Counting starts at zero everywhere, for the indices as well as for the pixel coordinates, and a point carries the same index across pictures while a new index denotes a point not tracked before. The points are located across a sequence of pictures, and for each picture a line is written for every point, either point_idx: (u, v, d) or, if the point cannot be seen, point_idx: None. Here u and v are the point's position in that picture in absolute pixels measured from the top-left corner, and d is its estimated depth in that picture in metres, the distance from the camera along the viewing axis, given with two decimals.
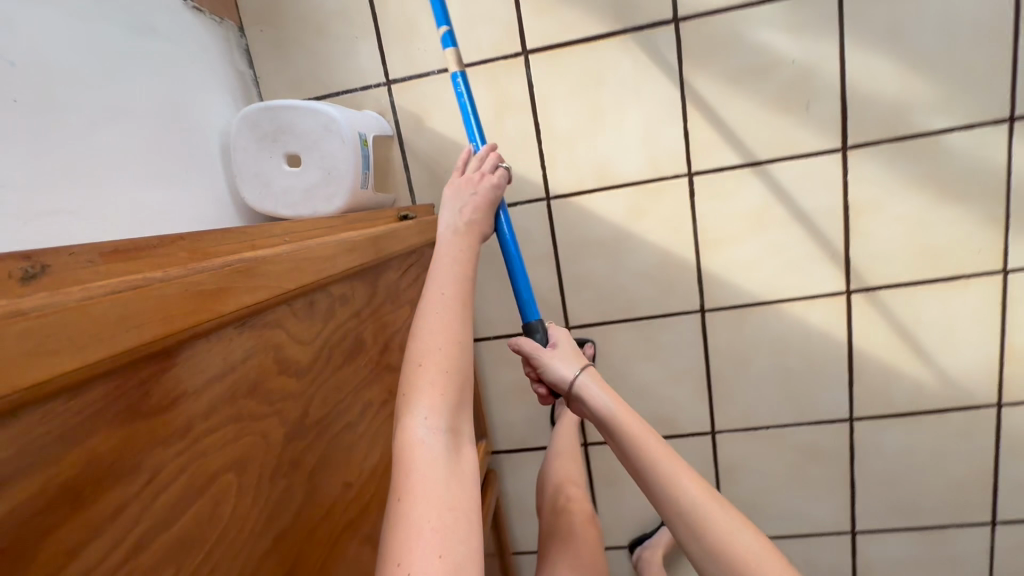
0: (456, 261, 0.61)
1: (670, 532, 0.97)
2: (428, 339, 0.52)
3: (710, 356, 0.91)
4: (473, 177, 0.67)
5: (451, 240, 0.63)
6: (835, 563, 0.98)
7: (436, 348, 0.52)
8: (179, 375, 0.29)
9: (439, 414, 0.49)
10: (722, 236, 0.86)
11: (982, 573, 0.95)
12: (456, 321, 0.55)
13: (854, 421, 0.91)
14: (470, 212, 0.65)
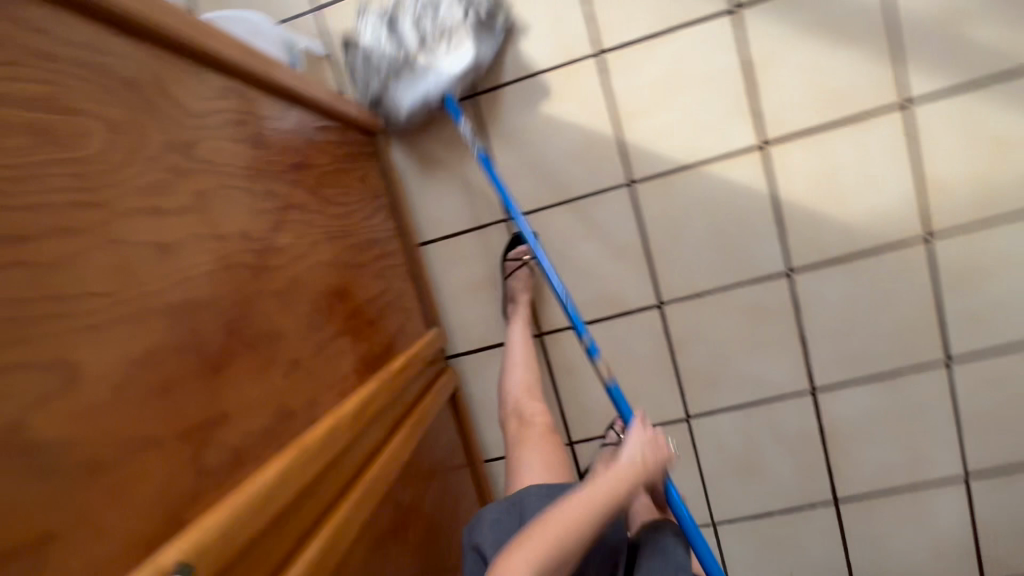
0: (617, 489, 0.61)
1: None
2: (561, 517, 0.57)
3: (645, 227, 0.95)
4: (648, 442, 0.68)
5: (603, 482, 0.62)
6: (801, 425, 0.99)
7: (584, 518, 0.57)
8: (42, 12, 0.33)
9: (542, 569, 0.54)
10: (638, 108, 0.92)
11: (945, 415, 0.96)
12: (577, 542, 0.56)
13: (793, 273, 0.94)
14: (643, 456, 0.66)
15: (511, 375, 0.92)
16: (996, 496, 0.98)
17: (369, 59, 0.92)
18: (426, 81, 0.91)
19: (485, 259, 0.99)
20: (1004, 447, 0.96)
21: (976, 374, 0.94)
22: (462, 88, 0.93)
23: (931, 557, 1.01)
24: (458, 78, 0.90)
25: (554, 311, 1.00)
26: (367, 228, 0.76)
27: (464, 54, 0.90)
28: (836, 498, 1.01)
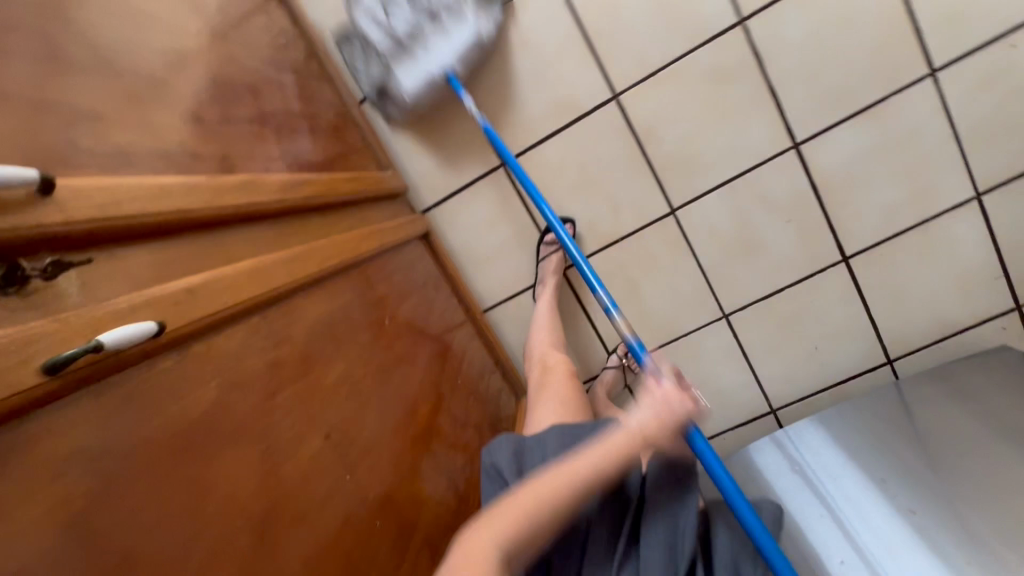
0: (610, 454, 0.57)
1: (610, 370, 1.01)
2: (537, 487, 0.54)
3: (580, 16, 0.91)
4: (672, 398, 0.60)
5: (620, 438, 0.58)
6: (791, 187, 0.94)
7: (563, 482, 0.54)
8: None
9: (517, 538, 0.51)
10: None
11: (943, 134, 0.90)
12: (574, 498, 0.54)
13: (745, 21, 0.88)
14: (653, 420, 0.59)
15: (539, 305, 0.95)
16: (1015, 208, 0.91)
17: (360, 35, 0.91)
18: (427, 65, 0.90)
19: (432, 98, 0.97)
20: (1014, 152, 0.89)
21: (966, 79, 0.87)
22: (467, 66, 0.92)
23: (957, 293, 0.96)
24: (459, 56, 0.90)
25: (509, 136, 0.97)
26: (280, 58, 0.74)
27: (466, 25, 0.89)
28: (844, 256, 0.96)
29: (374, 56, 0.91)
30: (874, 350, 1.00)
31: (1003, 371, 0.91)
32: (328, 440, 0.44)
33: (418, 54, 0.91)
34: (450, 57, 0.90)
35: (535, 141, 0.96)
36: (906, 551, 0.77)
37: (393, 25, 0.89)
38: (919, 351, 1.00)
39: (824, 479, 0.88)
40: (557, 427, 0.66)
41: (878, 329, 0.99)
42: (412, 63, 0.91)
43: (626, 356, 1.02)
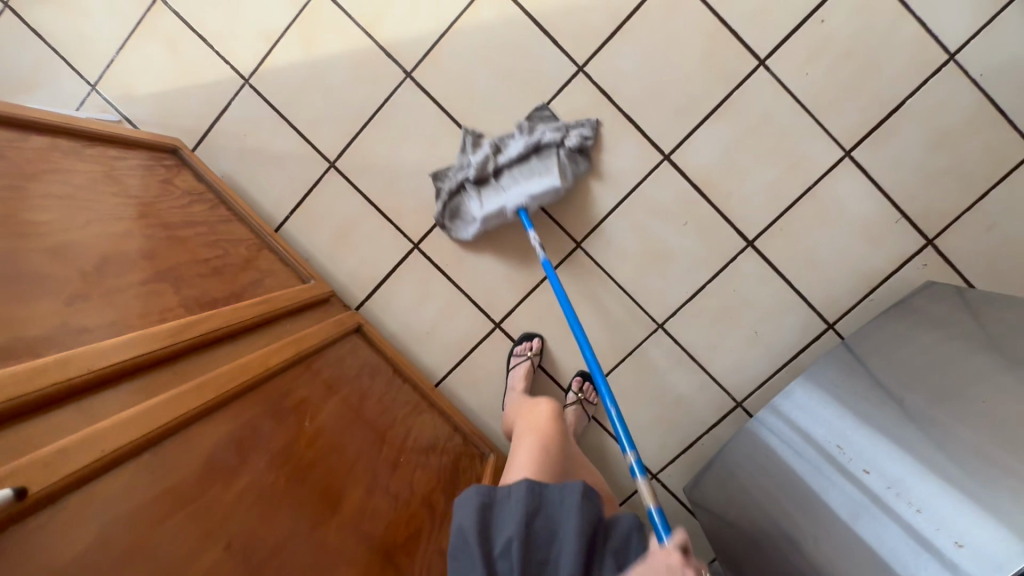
0: None
1: (571, 408, 1.04)
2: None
3: (444, 105, 1.01)
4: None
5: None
6: (677, 193, 1.01)
7: None
8: None
9: None
10: (376, 12, 1.00)
11: (793, 109, 0.97)
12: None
13: (584, 68, 0.98)
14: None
15: (518, 387, 1.03)
16: (885, 156, 0.97)
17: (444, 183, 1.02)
18: (504, 197, 0.99)
19: (339, 207, 1.07)
20: (861, 107, 0.96)
21: (794, 60, 0.95)
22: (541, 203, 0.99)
23: (868, 245, 1.00)
24: (535, 199, 0.98)
25: (415, 221, 1.06)
26: (181, 217, 0.84)
27: (549, 178, 0.97)
28: (748, 241, 1.01)
29: (461, 183, 1.01)
30: (811, 319, 1.03)
31: (934, 305, 0.92)
32: (228, 550, 0.50)
33: (494, 193, 1.00)
34: (524, 200, 0.98)
35: (437, 218, 1.05)
36: (909, 478, 0.73)
37: (497, 158, 1.00)
38: (855, 308, 1.02)
39: (818, 435, 0.87)
40: (528, 483, 0.68)
41: (808, 297, 1.02)
42: (495, 194, 1.00)
43: (581, 392, 1.05)
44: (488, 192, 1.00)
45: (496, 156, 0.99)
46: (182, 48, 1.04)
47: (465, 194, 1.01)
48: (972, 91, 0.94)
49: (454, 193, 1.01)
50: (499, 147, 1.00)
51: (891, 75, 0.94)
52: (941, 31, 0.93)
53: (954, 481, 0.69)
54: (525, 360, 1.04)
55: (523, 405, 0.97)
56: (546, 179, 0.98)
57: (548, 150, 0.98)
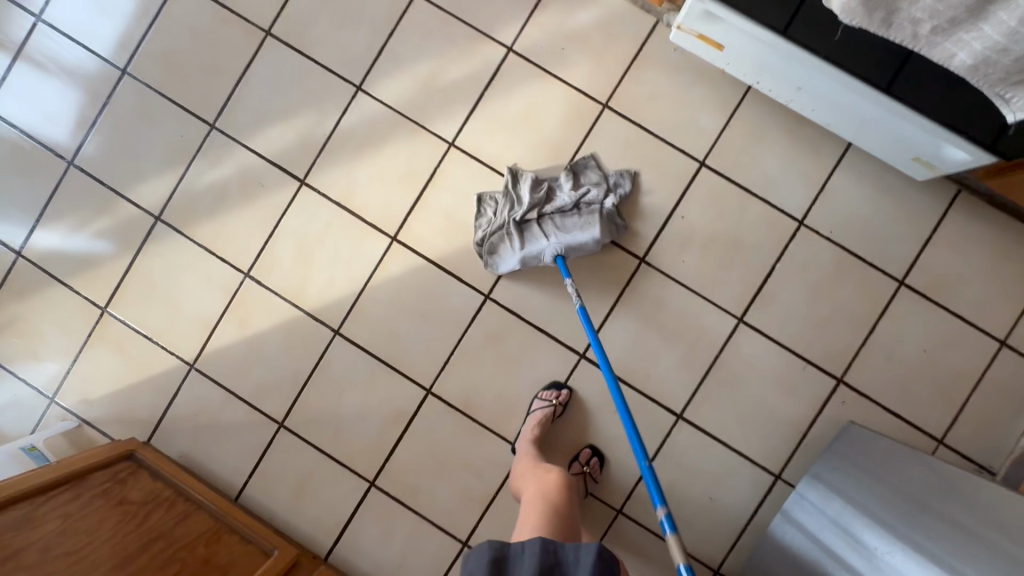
0: None
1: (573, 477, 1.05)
2: None
3: (373, 351, 1.11)
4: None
5: None
6: (600, 387, 1.09)
7: None
8: None
9: None
10: (299, 285, 1.12)
11: (681, 293, 1.08)
12: None
13: (490, 296, 1.10)
14: None
15: (523, 442, 1.04)
16: (773, 315, 1.07)
17: (494, 208, 1.08)
18: (552, 240, 1.04)
19: (293, 460, 1.12)
20: (739, 279, 1.07)
21: (669, 252, 1.08)
22: (573, 252, 1.04)
23: (784, 394, 1.07)
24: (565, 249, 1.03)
25: (368, 460, 1.11)
26: (127, 547, 0.88)
27: (588, 236, 1.03)
28: (677, 414, 1.08)
29: (502, 216, 1.06)
30: (757, 474, 1.07)
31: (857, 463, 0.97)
32: None
33: (542, 229, 1.05)
34: (559, 247, 1.03)
35: (388, 454, 1.11)
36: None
37: (551, 222, 1.05)
38: (794, 456, 1.07)
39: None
40: (543, 540, 0.68)
41: (748, 454, 1.07)
42: (539, 234, 1.05)
43: (587, 465, 1.06)
44: (523, 245, 1.04)
45: (549, 222, 1.06)
46: (132, 348, 1.14)
47: (518, 240, 1.05)
48: (828, 247, 1.07)
49: (504, 228, 1.06)
50: (566, 224, 1.05)
51: (754, 249, 1.07)
52: (785, 205, 1.07)
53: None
54: (550, 408, 1.05)
55: (528, 471, 0.98)
56: (578, 232, 1.04)
57: (590, 220, 1.05)
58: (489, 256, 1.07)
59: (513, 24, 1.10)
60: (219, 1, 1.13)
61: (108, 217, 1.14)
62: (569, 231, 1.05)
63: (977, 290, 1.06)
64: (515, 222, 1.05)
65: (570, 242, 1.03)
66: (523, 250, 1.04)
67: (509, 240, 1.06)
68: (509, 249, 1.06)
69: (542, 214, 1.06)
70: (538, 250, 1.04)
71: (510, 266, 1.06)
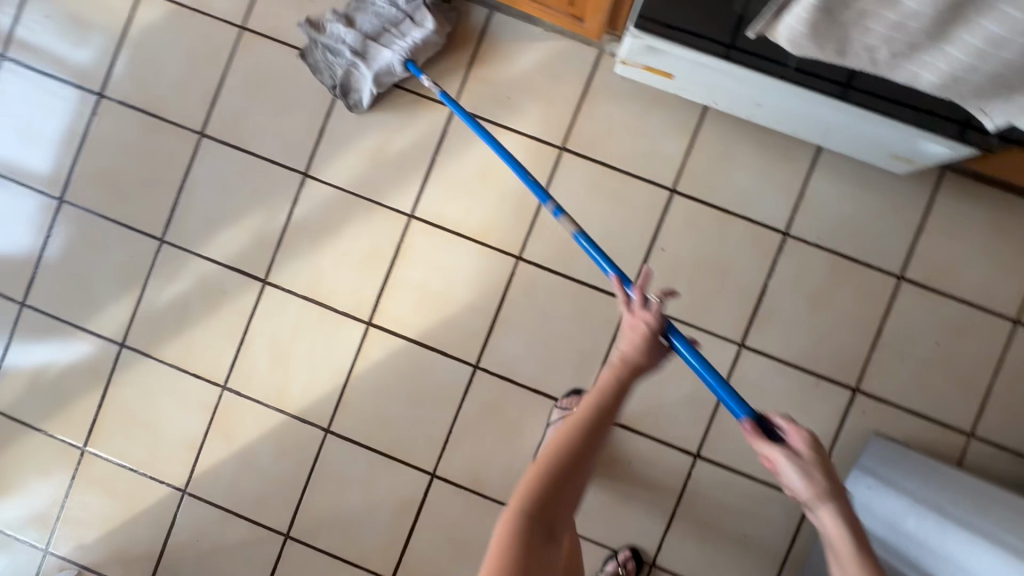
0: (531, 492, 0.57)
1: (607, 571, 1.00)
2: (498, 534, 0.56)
3: (369, 443, 1.05)
4: (637, 323, 0.67)
5: (608, 376, 0.64)
6: (610, 438, 1.03)
7: (543, 459, 0.58)
8: None
9: None
10: (279, 388, 1.06)
11: (676, 327, 1.03)
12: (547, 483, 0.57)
13: (479, 365, 1.04)
14: (628, 348, 0.66)
15: None
16: (775, 334, 1.02)
17: (344, 50, 1.01)
18: (394, 48, 1.00)
19: (306, 570, 1.06)
20: (733, 303, 1.02)
21: (655, 287, 1.03)
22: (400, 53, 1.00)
23: (801, 413, 1.02)
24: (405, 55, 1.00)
25: (383, 555, 1.06)
26: None
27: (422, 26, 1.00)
28: (694, 454, 1.03)
29: (342, 52, 1.01)
30: (787, 501, 1.03)
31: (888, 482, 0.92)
32: None
33: (380, 39, 1.01)
34: (401, 54, 1.00)
35: (402, 547, 1.05)
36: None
37: (394, 34, 1.00)
38: None
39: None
40: None
41: (775, 482, 1.03)
42: (380, 48, 1.01)
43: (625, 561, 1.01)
44: (375, 67, 1.01)
45: (395, 35, 1.00)
46: (119, 483, 1.08)
47: (366, 63, 1.01)
48: (819, 254, 1.02)
49: (354, 54, 1.01)
50: (395, 23, 1.01)
51: (743, 270, 1.02)
52: (767, 219, 1.02)
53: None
54: (571, 417, 1.00)
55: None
56: (413, 30, 1.00)
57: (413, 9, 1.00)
58: (346, 93, 1.03)
59: (453, 81, 1.05)
60: (147, 111, 1.08)
61: (70, 352, 1.09)
62: (400, 33, 1.00)
63: (981, 273, 1.01)
64: (363, 48, 1.01)
65: (412, 45, 1.00)
66: (372, 68, 1.00)
67: (359, 67, 1.01)
68: (359, 77, 1.02)
69: (366, 32, 1.01)
70: (386, 61, 1.00)
71: (371, 93, 1.02)
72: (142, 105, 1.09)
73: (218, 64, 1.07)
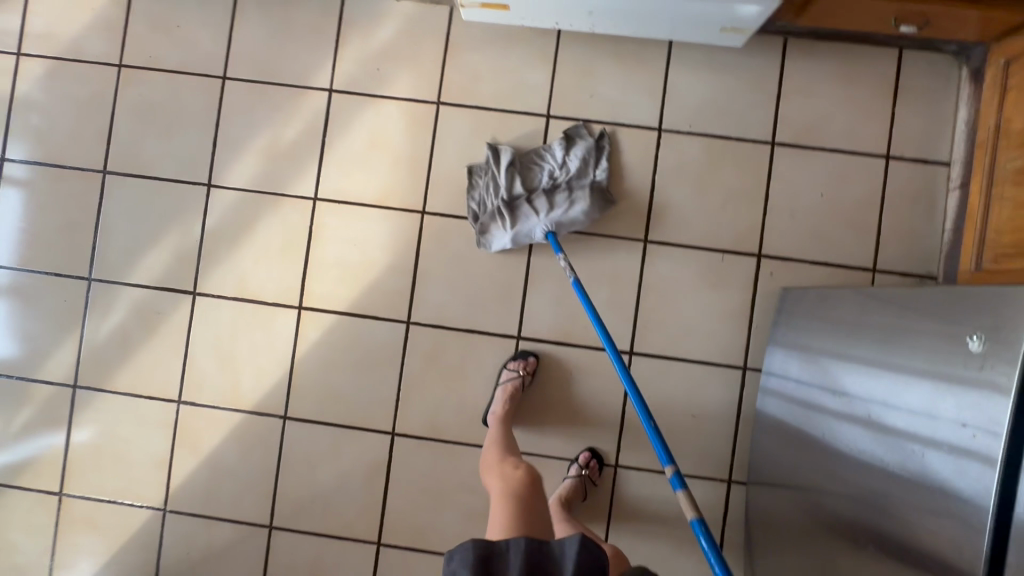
0: None
1: (571, 479, 1.05)
2: None
3: (327, 419, 1.10)
4: None
5: None
6: (548, 357, 1.09)
7: None
8: None
9: None
10: (231, 389, 1.11)
11: (583, 239, 1.09)
12: None
13: (411, 320, 1.10)
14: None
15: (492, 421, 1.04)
16: (673, 223, 1.08)
17: (485, 189, 1.06)
18: (549, 220, 1.03)
19: (296, 554, 1.10)
20: (628, 204, 1.09)
21: (554, 208, 1.09)
22: (564, 228, 1.05)
23: (716, 290, 1.08)
24: (556, 225, 1.04)
25: (364, 522, 1.10)
26: None
27: (580, 207, 1.04)
28: (629, 351, 1.09)
29: (490, 199, 1.06)
30: (724, 373, 1.08)
31: (796, 342, 0.98)
32: None
33: (546, 210, 1.03)
34: (550, 224, 1.03)
35: (381, 508, 1.10)
36: (969, 419, 0.65)
37: (536, 197, 1.05)
38: (751, 343, 1.08)
39: (899, 518, 0.72)
40: (528, 540, 0.70)
41: (708, 359, 1.08)
42: (537, 213, 1.04)
43: (587, 465, 1.06)
44: (512, 227, 1.04)
45: (533, 203, 1.04)
46: (101, 518, 1.12)
47: (511, 215, 1.04)
48: (694, 141, 1.08)
49: (506, 207, 1.04)
50: (553, 189, 1.05)
51: (629, 172, 1.09)
52: (639, 121, 1.09)
53: (992, 384, 0.63)
54: (519, 377, 1.05)
55: (493, 460, 0.95)
56: (573, 209, 1.04)
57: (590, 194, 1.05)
58: (483, 239, 1.07)
59: (325, 68, 1.12)
60: (49, 164, 1.14)
61: (27, 406, 1.13)
62: (557, 201, 1.04)
63: (845, 121, 1.08)
64: (519, 211, 1.04)
65: (564, 218, 1.03)
66: (514, 230, 1.04)
67: (500, 220, 1.05)
68: (501, 232, 1.06)
69: (534, 193, 1.05)
70: (529, 227, 1.04)
71: (504, 246, 1.06)
72: (43, 160, 1.14)
73: (105, 105, 1.14)
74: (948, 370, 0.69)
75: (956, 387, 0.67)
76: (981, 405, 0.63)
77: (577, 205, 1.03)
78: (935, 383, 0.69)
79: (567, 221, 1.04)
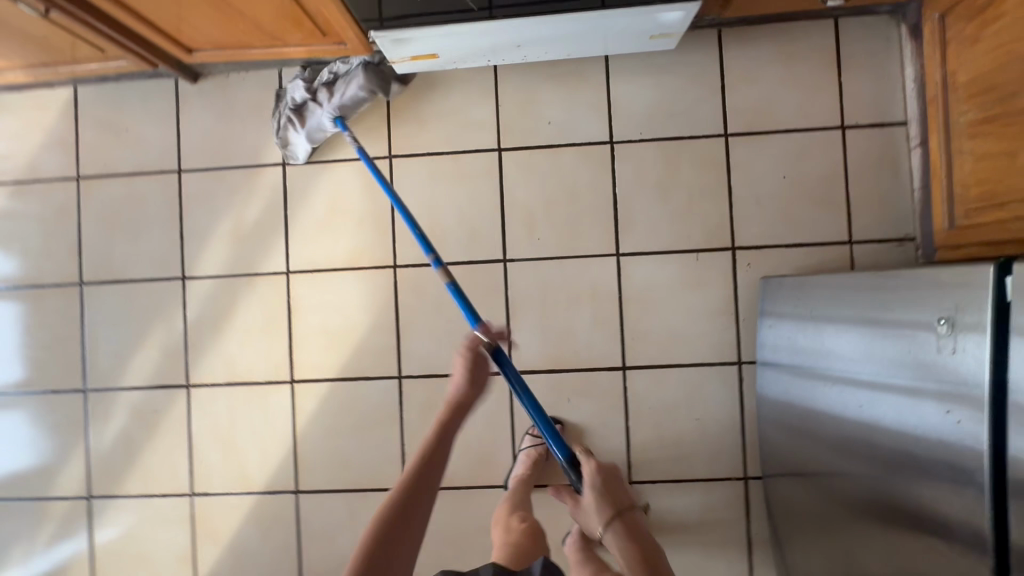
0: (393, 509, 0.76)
1: None
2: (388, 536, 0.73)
3: (337, 486, 1.11)
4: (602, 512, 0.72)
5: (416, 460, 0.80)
6: (543, 387, 1.09)
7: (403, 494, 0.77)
8: None
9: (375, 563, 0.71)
10: (239, 473, 1.12)
11: (556, 264, 1.09)
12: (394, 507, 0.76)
13: (402, 374, 1.10)
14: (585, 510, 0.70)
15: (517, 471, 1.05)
16: (642, 232, 1.08)
17: (299, 97, 1.07)
18: (326, 105, 1.03)
19: None
20: (594, 221, 1.09)
21: (522, 239, 1.09)
22: (344, 110, 1.03)
23: (698, 291, 1.08)
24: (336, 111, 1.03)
25: None
26: None
27: (355, 83, 1.01)
28: (621, 367, 1.08)
29: (284, 106, 1.09)
30: (720, 372, 1.08)
31: (783, 321, 0.97)
32: None
33: (319, 100, 1.05)
34: (329, 109, 1.03)
35: None
36: (957, 412, 0.65)
37: (337, 83, 1.03)
38: (741, 336, 1.07)
39: (908, 491, 0.72)
40: None
41: (702, 360, 1.08)
42: (310, 106, 1.05)
43: None
44: (288, 128, 1.08)
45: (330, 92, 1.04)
46: None
47: (320, 108, 1.05)
48: (648, 148, 1.08)
49: (302, 108, 1.07)
50: (349, 74, 1.03)
51: (589, 190, 1.09)
52: (591, 138, 1.09)
53: (970, 338, 0.63)
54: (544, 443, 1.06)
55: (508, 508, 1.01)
56: (353, 86, 1.01)
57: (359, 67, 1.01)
58: (287, 145, 1.10)
59: (274, 143, 1.13)
60: (27, 286, 1.16)
61: (46, 524, 1.15)
62: (336, 88, 1.03)
63: (794, 100, 1.07)
64: (296, 105, 1.07)
65: (345, 101, 1.02)
66: (303, 128, 1.06)
67: (293, 125, 1.08)
68: (291, 133, 1.09)
69: (315, 87, 1.05)
70: (317, 121, 1.05)
71: (308, 149, 1.09)
72: (19, 282, 1.16)
73: (69, 217, 1.16)
74: (931, 346, 0.69)
75: (942, 362, 0.67)
76: (967, 369, 0.63)
77: (352, 82, 1.01)
78: (922, 344, 0.70)
79: (350, 106, 1.03)
